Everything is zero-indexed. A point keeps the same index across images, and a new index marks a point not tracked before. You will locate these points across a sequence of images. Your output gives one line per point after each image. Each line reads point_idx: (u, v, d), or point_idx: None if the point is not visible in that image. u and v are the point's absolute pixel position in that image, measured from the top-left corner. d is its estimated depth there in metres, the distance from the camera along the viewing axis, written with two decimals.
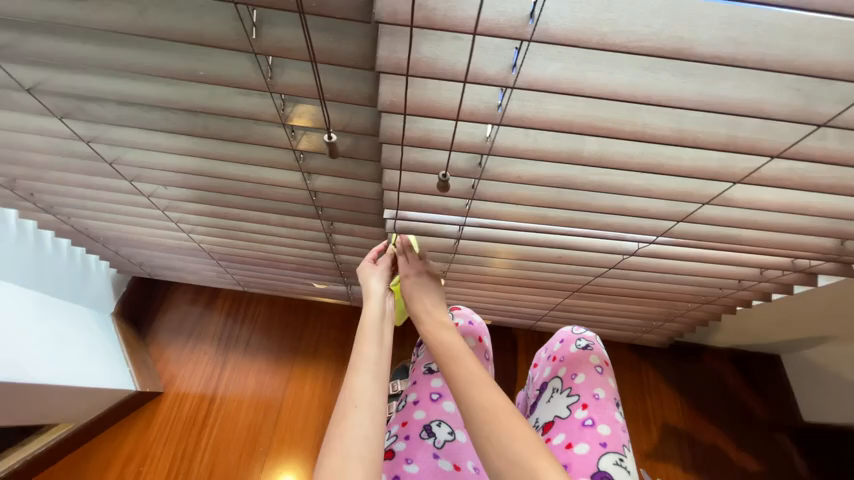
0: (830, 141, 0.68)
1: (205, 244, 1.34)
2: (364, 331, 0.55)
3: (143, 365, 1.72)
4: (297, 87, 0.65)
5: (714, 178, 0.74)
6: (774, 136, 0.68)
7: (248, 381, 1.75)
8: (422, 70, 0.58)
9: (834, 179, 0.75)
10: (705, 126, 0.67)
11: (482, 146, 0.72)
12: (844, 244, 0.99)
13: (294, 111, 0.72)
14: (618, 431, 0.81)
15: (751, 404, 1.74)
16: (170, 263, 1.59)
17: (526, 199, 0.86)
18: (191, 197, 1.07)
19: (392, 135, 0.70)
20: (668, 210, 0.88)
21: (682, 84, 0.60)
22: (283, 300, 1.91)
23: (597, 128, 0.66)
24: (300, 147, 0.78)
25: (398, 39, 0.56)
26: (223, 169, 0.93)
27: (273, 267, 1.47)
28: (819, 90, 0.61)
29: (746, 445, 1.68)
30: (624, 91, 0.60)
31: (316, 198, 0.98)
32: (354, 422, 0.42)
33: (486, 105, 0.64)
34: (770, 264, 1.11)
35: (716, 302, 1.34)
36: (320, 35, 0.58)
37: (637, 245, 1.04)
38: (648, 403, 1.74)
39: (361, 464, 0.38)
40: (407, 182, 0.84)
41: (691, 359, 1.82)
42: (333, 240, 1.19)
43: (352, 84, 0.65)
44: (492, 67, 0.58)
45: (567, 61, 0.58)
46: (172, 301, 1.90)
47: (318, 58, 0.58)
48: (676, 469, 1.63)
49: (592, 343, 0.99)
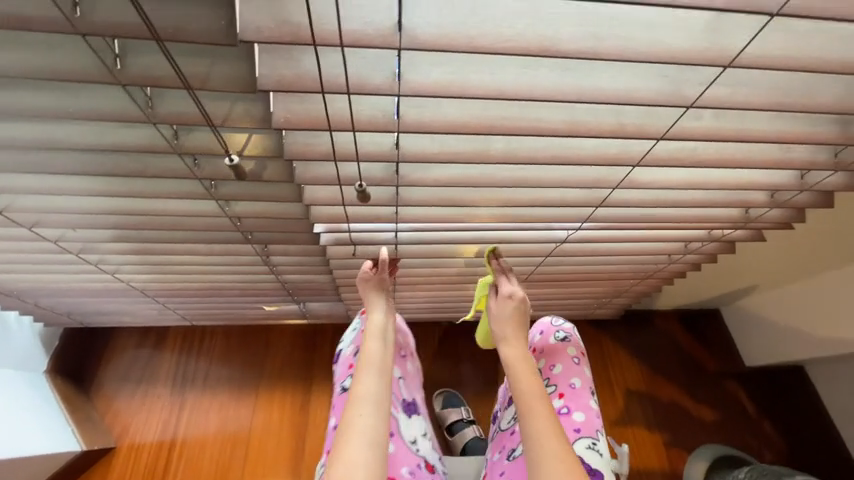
0: (705, 120, 0.74)
1: (135, 284, 1.26)
2: (367, 356, 0.73)
3: (88, 421, 1.59)
4: (184, 116, 0.64)
5: (612, 163, 0.78)
6: (656, 120, 0.72)
7: (211, 418, 1.66)
8: (307, 86, 0.58)
9: (720, 154, 0.81)
10: (594, 118, 0.70)
11: (390, 154, 0.73)
12: (749, 212, 1.08)
13: (188, 139, 0.70)
14: (592, 417, 0.89)
15: (704, 360, 1.87)
16: (102, 308, 1.48)
17: (449, 199, 0.88)
18: (106, 237, 1.00)
19: (298, 149, 0.70)
20: (584, 197, 0.92)
21: (560, 78, 0.63)
22: (239, 329, 1.82)
23: (492, 126, 0.67)
24: (205, 174, 0.76)
25: (275, 55, 0.57)
26: (134, 204, 0.88)
27: (218, 297, 1.40)
28: (686, 75, 0.65)
29: (703, 399, 1.80)
30: (506, 90, 0.61)
31: (240, 223, 0.95)
32: (359, 431, 0.61)
33: (383, 113, 0.65)
34: (692, 238, 1.19)
35: (656, 276, 1.43)
36: (186, 59, 0.57)
37: (566, 233, 1.09)
38: (610, 371, 1.82)
39: (362, 463, 0.57)
40: (327, 195, 0.84)
41: (645, 326, 1.93)
42: (272, 261, 1.16)
43: (241, 107, 0.65)
44: (377, 75, 0.59)
45: (448, 66, 0.60)
46: (115, 348, 1.76)
47: (192, 83, 0.58)
48: (643, 429, 1.73)
49: (571, 334, 1.03)
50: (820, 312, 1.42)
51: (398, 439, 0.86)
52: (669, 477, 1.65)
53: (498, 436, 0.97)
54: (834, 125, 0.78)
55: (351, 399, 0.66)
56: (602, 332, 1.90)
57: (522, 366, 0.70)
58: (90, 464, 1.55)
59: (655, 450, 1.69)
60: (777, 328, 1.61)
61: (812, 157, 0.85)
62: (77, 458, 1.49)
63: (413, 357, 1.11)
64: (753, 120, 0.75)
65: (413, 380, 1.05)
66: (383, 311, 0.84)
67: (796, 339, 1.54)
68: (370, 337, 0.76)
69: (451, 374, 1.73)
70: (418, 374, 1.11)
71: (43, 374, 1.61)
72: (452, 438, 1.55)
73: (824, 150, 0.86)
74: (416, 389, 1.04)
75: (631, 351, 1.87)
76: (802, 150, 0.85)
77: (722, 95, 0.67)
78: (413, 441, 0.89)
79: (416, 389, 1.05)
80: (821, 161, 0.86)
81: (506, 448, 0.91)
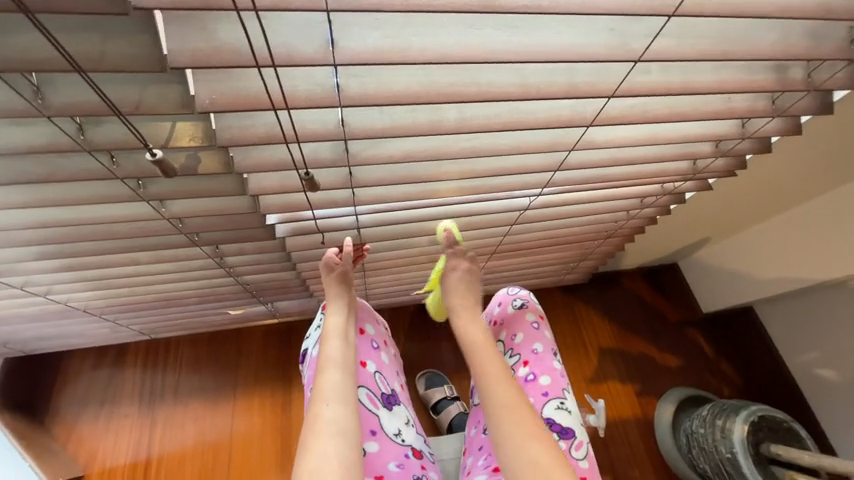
0: (654, 75, 0.73)
1: (74, 303, 1.15)
2: (328, 358, 0.79)
3: (48, 451, 1.46)
4: (78, 105, 0.55)
5: (568, 125, 0.76)
6: (606, 77, 0.70)
7: (186, 430, 1.59)
8: (226, 58, 0.51)
9: (669, 110, 0.81)
10: (546, 79, 0.68)
11: (337, 132, 0.67)
12: (697, 164, 1.10)
13: (95, 134, 0.62)
14: (557, 378, 0.93)
15: (665, 310, 1.97)
16: (43, 333, 1.34)
17: (406, 177, 0.84)
18: (25, 255, 0.90)
19: (234, 135, 0.63)
20: (543, 162, 0.91)
21: (508, 38, 0.59)
22: (208, 335, 1.72)
23: (443, 94, 0.63)
24: (126, 173, 0.68)
25: (184, 30, 0.49)
26: (49, 215, 0.78)
27: (175, 307, 1.31)
28: (632, 27, 0.64)
29: (667, 348, 1.92)
30: (451, 54, 0.57)
31: (182, 224, 0.87)
32: (326, 416, 0.69)
33: (322, 88, 0.59)
34: (646, 193, 1.21)
35: (617, 234, 1.47)
36: (72, 37, 0.49)
37: (528, 200, 1.08)
38: (583, 333, 1.89)
39: (332, 444, 0.65)
40: (273, 185, 0.77)
41: (613, 287, 2.00)
42: (226, 263, 1.09)
43: (154, 91, 0.56)
44: (306, 45, 0.53)
45: (386, 30, 0.55)
46: (70, 371, 1.63)
47: (83, 65, 0.50)
48: (616, 383, 1.82)
49: (526, 300, 1.06)
50: (768, 255, 1.49)
51: (381, 437, 0.89)
52: (643, 423, 1.76)
53: (474, 411, 1.03)
54: (771, 71, 0.80)
55: (318, 392, 0.73)
56: (573, 296, 1.96)
57: (476, 331, 0.79)
58: None
59: (628, 401, 1.79)
60: (729, 275, 1.70)
61: (753, 105, 0.87)
62: None
63: (385, 344, 1.11)
64: (697, 73, 0.75)
65: (389, 369, 1.05)
66: (343, 311, 0.90)
67: (744, 282, 1.63)
68: (328, 338, 0.83)
69: (430, 354, 1.73)
70: (394, 360, 1.12)
71: None
72: (436, 417, 1.57)
73: (763, 97, 0.88)
74: (394, 377, 1.05)
75: (600, 311, 1.95)
76: (742, 99, 0.87)
77: (668, 46, 0.66)
78: (397, 433, 0.92)
79: (394, 377, 1.05)
80: (761, 108, 0.89)
81: (480, 423, 0.97)
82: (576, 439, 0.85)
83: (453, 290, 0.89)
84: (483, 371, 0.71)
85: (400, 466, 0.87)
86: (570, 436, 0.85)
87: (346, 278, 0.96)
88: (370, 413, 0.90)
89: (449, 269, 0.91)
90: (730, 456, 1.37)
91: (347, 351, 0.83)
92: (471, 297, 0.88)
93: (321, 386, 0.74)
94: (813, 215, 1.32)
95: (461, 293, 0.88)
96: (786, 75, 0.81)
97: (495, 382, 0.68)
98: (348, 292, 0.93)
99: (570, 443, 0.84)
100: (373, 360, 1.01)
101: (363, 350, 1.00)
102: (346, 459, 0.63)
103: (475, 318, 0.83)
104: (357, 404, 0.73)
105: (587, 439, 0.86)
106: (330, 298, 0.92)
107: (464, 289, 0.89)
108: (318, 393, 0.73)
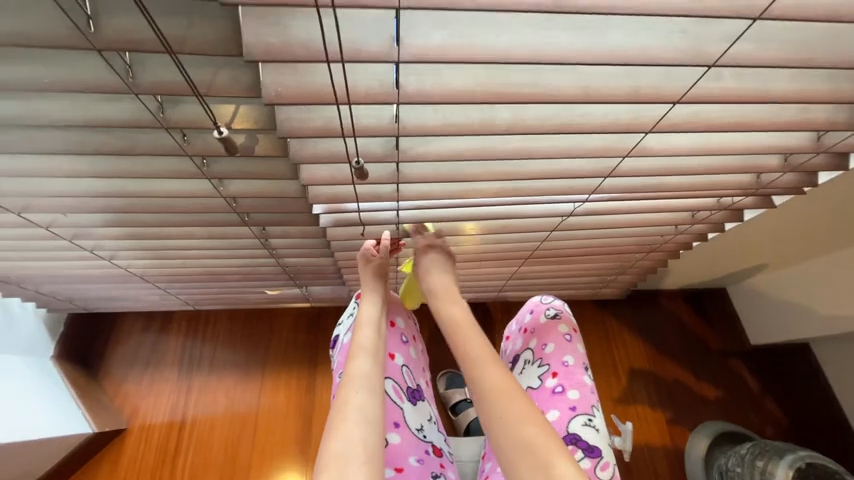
0: (726, 81, 0.68)
1: (133, 269, 1.24)
2: (358, 346, 0.81)
3: (96, 404, 1.59)
4: (165, 85, 0.60)
5: (625, 131, 0.73)
6: (673, 82, 0.67)
7: (217, 399, 1.68)
8: (297, 51, 0.53)
9: (739, 118, 0.76)
10: (608, 83, 0.65)
11: (391, 129, 0.68)
12: (760, 177, 1.02)
13: (175, 112, 0.66)
14: (586, 394, 0.90)
15: (707, 337, 1.85)
16: (103, 294, 1.47)
17: (450, 175, 0.83)
18: (98, 221, 0.98)
19: (292, 127, 0.66)
20: (593, 168, 0.88)
21: (573, 38, 0.57)
22: (244, 312, 1.82)
23: (500, 93, 0.62)
24: (196, 150, 0.73)
25: (261, 20, 0.52)
26: (124, 186, 0.85)
27: (218, 282, 1.39)
28: (708, 30, 0.60)
29: (707, 377, 1.80)
30: (513, 53, 0.56)
31: (236, 204, 0.92)
32: (353, 403, 0.70)
33: (381, 84, 0.60)
34: (699, 207, 1.13)
35: (660, 249, 1.39)
36: (165, 20, 0.53)
37: (571, 205, 1.05)
38: (614, 350, 1.82)
39: (357, 431, 0.66)
40: (325, 176, 0.80)
41: (651, 306, 1.90)
42: (269, 245, 1.14)
43: (229, 75, 0.60)
44: (371, 42, 0.54)
45: (451, 27, 0.55)
46: (121, 332, 1.77)
47: (172, 46, 0.53)
48: (646, 407, 1.73)
49: (560, 311, 1.04)
50: (840, 287, 1.34)
51: (403, 430, 0.90)
52: (671, 453, 1.66)
53: None
54: None
55: (345, 381, 0.74)
56: (606, 312, 1.88)
57: (457, 313, 0.80)
58: (104, 444, 1.57)
59: (658, 427, 1.70)
60: (783, 304, 1.57)
61: (832, 117, 0.80)
62: (90, 440, 1.51)
63: (415, 340, 1.12)
64: (776, 81, 0.69)
65: (416, 365, 1.06)
66: (377, 303, 0.92)
67: (801, 314, 1.49)
68: (360, 328, 0.85)
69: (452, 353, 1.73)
70: (421, 356, 1.13)
71: (49, 359, 1.60)
72: (455, 417, 1.56)
73: (845, 109, 0.80)
74: (420, 373, 1.06)
75: (636, 330, 1.86)
76: (819, 109, 0.79)
77: (748, 51, 0.61)
78: (419, 429, 0.93)
79: (419, 373, 1.06)
80: (842, 121, 0.81)
81: None
82: (602, 459, 0.80)
83: (426, 271, 0.92)
84: (465, 354, 0.70)
85: (420, 461, 0.87)
86: (596, 455, 0.80)
87: (380, 268, 0.98)
88: (395, 405, 0.91)
89: (420, 254, 0.95)
90: None
91: (378, 342, 0.84)
92: (446, 278, 0.91)
93: (349, 375, 0.75)
94: None
95: (435, 278, 0.90)
96: None
97: (479, 365, 0.67)
98: (384, 284, 0.94)
99: (595, 462, 0.79)
100: (402, 354, 1.02)
101: (393, 342, 1.02)
102: (371, 447, 0.64)
103: (457, 302, 0.83)
104: (385, 396, 0.74)
105: (614, 461, 0.81)
106: (367, 289, 0.95)
107: (437, 271, 0.92)
108: (347, 379, 0.74)
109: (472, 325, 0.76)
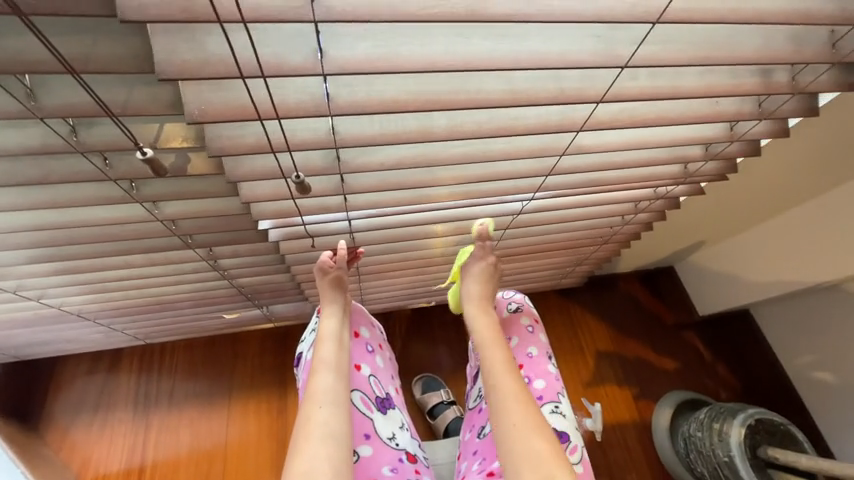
0: (641, 80, 0.74)
1: (68, 308, 1.15)
2: (320, 362, 0.79)
3: (38, 456, 1.44)
4: (70, 106, 0.56)
5: (558, 129, 0.77)
6: (593, 83, 0.72)
7: (181, 436, 1.57)
8: (216, 69, 0.52)
9: (657, 113, 0.82)
10: (534, 84, 0.69)
11: (328, 141, 0.68)
12: (688, 168, 1.11)
13: (89, 134, 0.62)
14: (552, 382, 0.94)
15: (663, 314, 1.98)
16: (37, 338, 1.34)
17: (397, 182, 0.84)
18: (18, 259, 0.90)
19: (225, 144, 0.64)
20: (534, 167, 0.92)
21: (495, 45, 0.60)
22: (204, 340, 1.72)
23: (435, 102, 0.64)
24: (120, 175, 0.68)
25: (175, 37, 0.51)
26: (45, 218, 0.79)
27: (169, 312, 1.31)
28: (618, 34, 0.65)
29: (665, 351, 1.92)
30: (439, 62, 0.58)
31: (175, 226, 0.88)
32: (316, 420, 0.69)
33: (311, 97, 0.60)
34: (640, 197, 1.21)
35: (611, 240, 1.48)
36: (70, 38, 0.50)
37: (520, 204, 1.08)
38: (579, 335, 1.90)
39: (321, 447, 0.64)
40: (268, 192, 0.78)
41: (610, 291, 2.00)
42: (220, 266, 1.09)
43: (146, 96, 0.57)
44: (295, 55, 0.54)
45: (375, 39, 0.56)
46: (63, 377, 1.62)
47: (75, 67, 0.50)
48: (613, 386, 1.82)
49: (521, 304, 1.07)
50: (773, 254, 1.44)
51: (374, 441, 0.89)
52: (641, 428, 1.75)
53: (469, 416, 1.04)
54: (756, 76, 0.81)
55: (306, 400, 0.73)
56: (571, 300, 1.96)
57: (487, 321, 0.80)
58: None
59: (626, 405, 1.79)
60: (719, 275, 1.71)
61: (740, 108, 0.89)
62: None
63: (381, 348, 1.11)
64: (683, 78, 0.76)
65: (384, 373, 1.05)
66: (337, 315, 0.90)
67: (738, 284, 1.63)
68: (321, 343, 0.83)
69: (426, 358, 1.73)
70: (389, 363, 1.12)
71: None
72: (433, 422, 1.56)
73: (749, 101, 0.89)
74: (389, 381, 1.05)
75: (597, 315, 1.95)
76: (729, 103, 0.88)
77: (654, 51, 0.67)
78: (391, 438, 0.92)
79: (389, 381, 1.05)
80: (747, 111, 0.90)
81: (475, 427, 0.98)
82: (571, 443, 0.84)
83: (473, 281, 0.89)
84: (492, 360, 0.71)
85: (394, 470, 0.86)
86: (565, 440, 0.85)
87: (336, 280, 0.95)
88: (364, 416, 0.90)
89: (474, 261, 0.91)
90: (727, 459, 1.36)
91: (341, 354, 0.83)
92: (490, 289, 0.89)
93: (311, 391, 0.74)
94: (806, 218, 1.30)
95: (480, 283, 0.89)
96: (771, 79, 0.82)
97: (501, 371, 0.68)
98: (344, 295, 0.93)
99: (564, 447, 0.84)
100: (368, 364, 1.01)
101: (358, 353, 1.01)
102: (336, 462, 0.63)
103: (489, 310, 0.83)
104: (350, 409, 0.73)
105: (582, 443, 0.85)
106: (326, 302, 0.93)
107: (486, 282, 0.89)
108: (309, 396, 0.73)
109: (500, 335, 0.77)
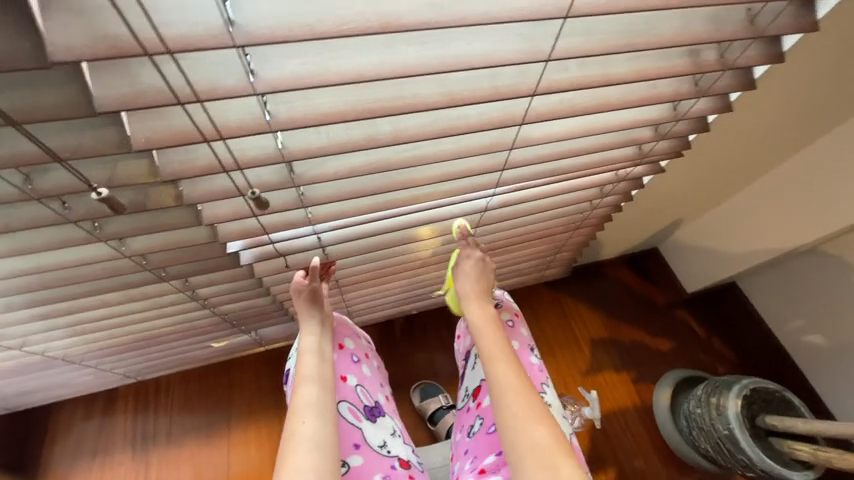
0: (572, 71, 0.78)
1: (51, 353, 1.16)
2: (303, 377, 0.80)
3: None
4: (18, 155, 0.59)
5: (502, 125, 0.81)
6: (526, 79, 0.75)
7: (183, 471, 1.57)
8: (153, 99, 0.55)
9: (596, 100, 0.86)
10: (469, 86, 0.72)
11: (277, 157, 0.70)
12: (642, 149, 1.15)
13: (42, 180, 0.65)
14: (535, 372, 0.96)
15: (652, 295, 2.00)
16: (25, 387, 1.34)
17: (356, 192, 0.87)
18: None
19: (176, 169, 0.67)
20: (488, 163, 0.95)
21: (420, 51, 0.64)
22: (198, 372, 1.71)
23: (373, 110, 0.67)
24: (79, 216, 0.71)
25: (111, 72, 0.54)
26: (13, 266, 0.81)
27: (155, 346, 1.31)
28: (538, 31, 0.69)
29: (658, 331, 1.94)
30: (368, 73, 0.61)
31: (145, 260, 0.90)
32: (300, 433, 0.70)
33: (252, 116, 0.63)
34: (601, 182, 1.25)
35: (584, 225, 1.51)
36: (9, 92, 0.53)
37: (484, 201, 1.12)
38: (571, 326, 1.91)
39: (308, 460, 0.66)
40: (227, 213, 0.80)
41: (597, 279, 2.02)
42: (198, 295, 1.10)
43: (92, 135, 0.60)
44: (227, 78, 0.57)
45: (302, 56, 0.59)
46: (58, 426, 1.60)
47: (13, 117, 0.53)
48: (610, 373, 1.83)
49: (500, 300, 1.09)
50: (748, 223, 1.49)
51: (364, 449, 0.89)
52: (642, 411, 1.76)
53: (458, 415, 1.05)
54: (685, 57, 0.85)
55: (290, 416, 0.74)
56: (559, 291, 1.98)
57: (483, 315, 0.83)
58: None
59: (625, 390, 1.80)
60: (706, 253, 1.73)
61: (678, 88, 0.92)
62: None
63: (368, 357, 1.12)
64: (613, 65, 0.80)
65: (371, 382, 1.06)
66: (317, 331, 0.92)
67: (720, 260, 1.66)
68: (303, 359, 0.85)
69: (421, 365, 1.73)
70: (377, 372, 1.13)
71: None
72: (434, 427, 1.57)
73: (686, 81, 0.93)
74: (377, 389, 1.06)
75: (587, 303, 1.97)
76: (666, 84, 0.92)
77: (574, 44, 0.71)
78: (382, 445, 0.93)
79: (377, 389, 1.07)
80: (686, 91, 0.94)
81: (464, 426, 0.99)
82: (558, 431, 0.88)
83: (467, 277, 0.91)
84: (489, 352, 0.74)
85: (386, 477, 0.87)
86: None
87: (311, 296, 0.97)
88: (352, 426, 0.92)
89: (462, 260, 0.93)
90: (727, 432, 1.36)
91: (324, 368, 0.84)
92: (484, 283, 0.91)
93: (295, 407, 0.75)
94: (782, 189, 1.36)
95: (473, 280, 0.91)
96: (700, 58, 0.86)
97: (498, 362, 0.71)
98: (321, 310, 0.95)
99: None
100: (354, 374, 1.03)
101: (342, 365, 1.02)
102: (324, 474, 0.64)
103: (486, 303, 0.86)
104: (336, 418, 0.75)
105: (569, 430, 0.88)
106: (304, 321, 0.94)
107: (478, 278, 0.91)
108: (294, 412, 0.74)
109: (498, 328, 0.79)
